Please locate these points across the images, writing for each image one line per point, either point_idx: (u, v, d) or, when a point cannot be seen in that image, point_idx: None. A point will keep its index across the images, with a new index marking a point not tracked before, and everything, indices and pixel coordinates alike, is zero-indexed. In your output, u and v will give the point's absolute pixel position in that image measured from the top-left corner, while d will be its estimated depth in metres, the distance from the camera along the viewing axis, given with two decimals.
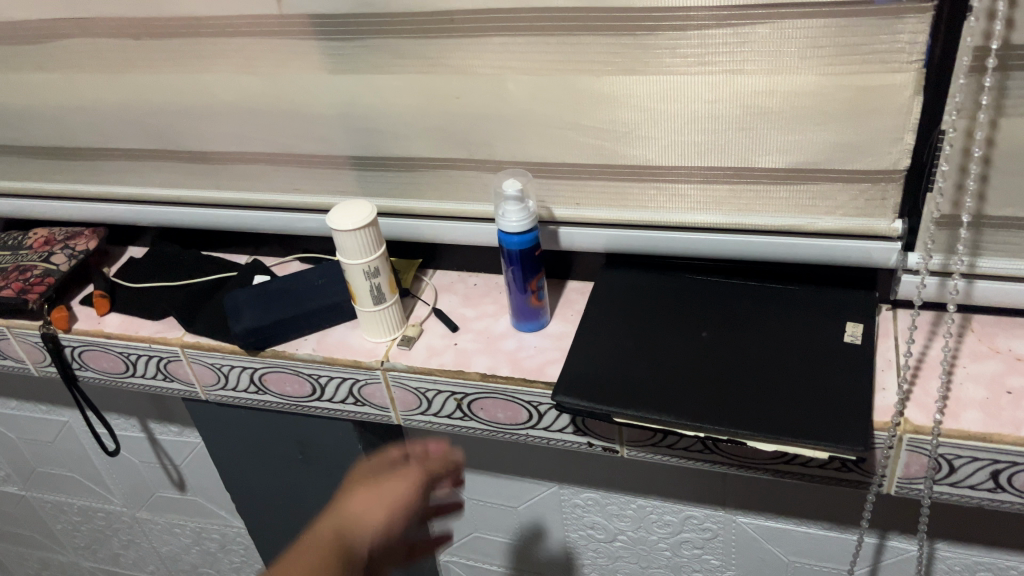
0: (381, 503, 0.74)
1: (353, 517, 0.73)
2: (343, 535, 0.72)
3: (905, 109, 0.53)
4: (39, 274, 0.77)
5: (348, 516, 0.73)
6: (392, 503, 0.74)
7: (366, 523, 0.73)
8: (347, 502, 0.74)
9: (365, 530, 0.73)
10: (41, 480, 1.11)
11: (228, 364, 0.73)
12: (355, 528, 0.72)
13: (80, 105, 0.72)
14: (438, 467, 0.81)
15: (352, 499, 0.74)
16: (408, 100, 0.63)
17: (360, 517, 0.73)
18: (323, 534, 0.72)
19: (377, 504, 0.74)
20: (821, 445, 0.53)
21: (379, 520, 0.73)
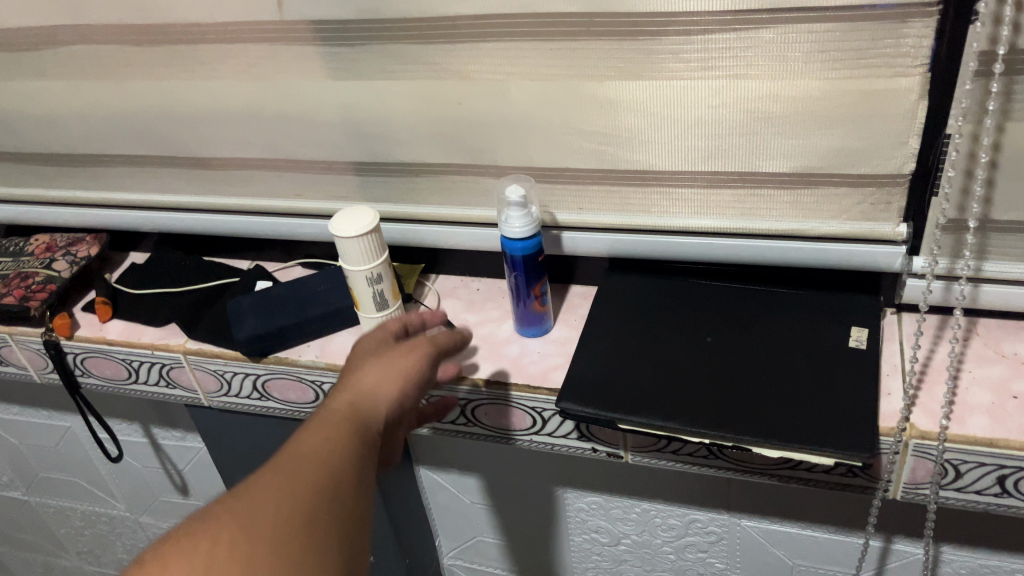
0: (391, 377, 0.53)
1: (364, 390, 0.51)
2: (357, 410, 0.50)
3: (910, 114, 0.53)
4: (40, 281, 0.77)
5: (358, 390, 0.51)
6: (404, 377, 0.53)
7: (380, 390, 0.52)
8: (357, 374, 0.53)
9: (385, 396, 0.52)
10: (44, 486, 1.11)
11: (230, 371, 0.72)
12: (370, 400, 0.51)
13: (81, 112, 0.72)
14: (446, 342, 0.59)
15: (365, 371, 0.53)
16: (410, 106, 0.63)
17: (374, 389, 0.52)
18: (331, 407, 0.50)
19: (389, 380, 0.52)
20: (827, 452, 0.53)
21: (399, 383, 0.53)
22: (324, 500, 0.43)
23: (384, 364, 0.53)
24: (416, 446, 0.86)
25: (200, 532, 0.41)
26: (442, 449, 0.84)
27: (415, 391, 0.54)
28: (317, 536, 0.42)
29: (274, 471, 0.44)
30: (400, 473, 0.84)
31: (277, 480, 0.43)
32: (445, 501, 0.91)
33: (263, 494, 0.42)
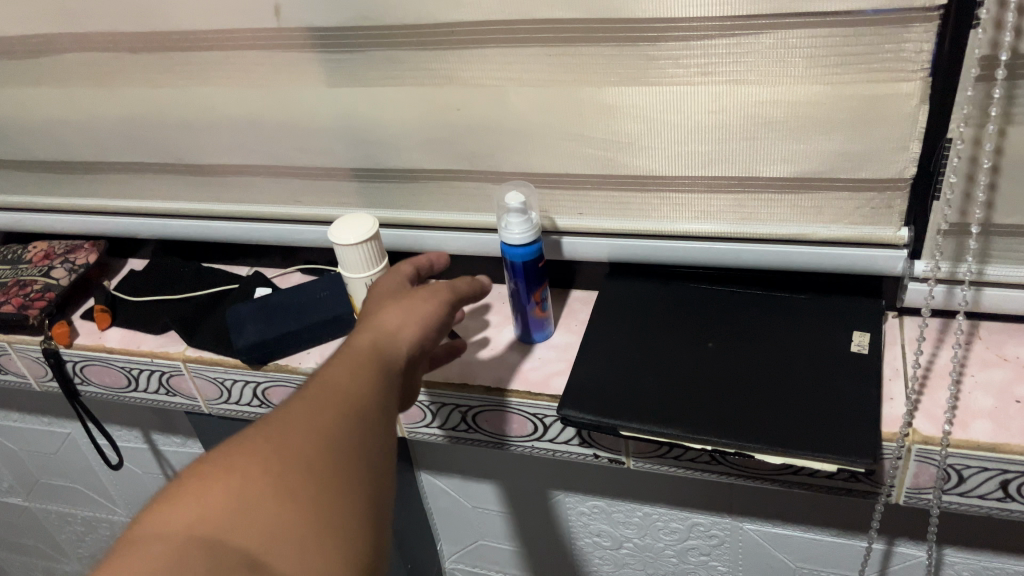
0: (412, 318, 0.52)
1: (385, 329, 0.51)
2: (380, 346, 0.49)
3: (911, 118, 0.53)
4: (39, 289, 0.77)
5: (380, 328, 0.51)
6: (424, 318, 0.53)
7: (401, 328, 0.51)
8: (378, 313, 0.52)
9: (407, 336, 0.51)
10: (44, 491, 1.10)
11: (230, 379, 0.72)
12: (392, 337, 0.51)
13: (78, 119, 0.72)
14: (466, 289, 0.58)
15: (386, 310, 0.52)
16: (409, 112, 0.63)
17: (395, 328, 0.51)
18: (354, 343, 0.49)
19: (410, 321, 0.52)
20: (829, 458, 0.53)
21: (420, 323, 0.52)
22: (355, 425, 0.43)
23: (404, 303, 0.53)
24: (417, 451, 0.86)
25: (234, 452, 0.40)
26: (443, 455, 0.84)
27: (435, 332, 0.54)
28: (350, 457, 0.41)
29: (307, 400, 0.44)
30: (401, 478, 0.84)
31: (310, 408, 0.43)
32: (446, 506, 0.91)
33: (298, 419, 0.42)
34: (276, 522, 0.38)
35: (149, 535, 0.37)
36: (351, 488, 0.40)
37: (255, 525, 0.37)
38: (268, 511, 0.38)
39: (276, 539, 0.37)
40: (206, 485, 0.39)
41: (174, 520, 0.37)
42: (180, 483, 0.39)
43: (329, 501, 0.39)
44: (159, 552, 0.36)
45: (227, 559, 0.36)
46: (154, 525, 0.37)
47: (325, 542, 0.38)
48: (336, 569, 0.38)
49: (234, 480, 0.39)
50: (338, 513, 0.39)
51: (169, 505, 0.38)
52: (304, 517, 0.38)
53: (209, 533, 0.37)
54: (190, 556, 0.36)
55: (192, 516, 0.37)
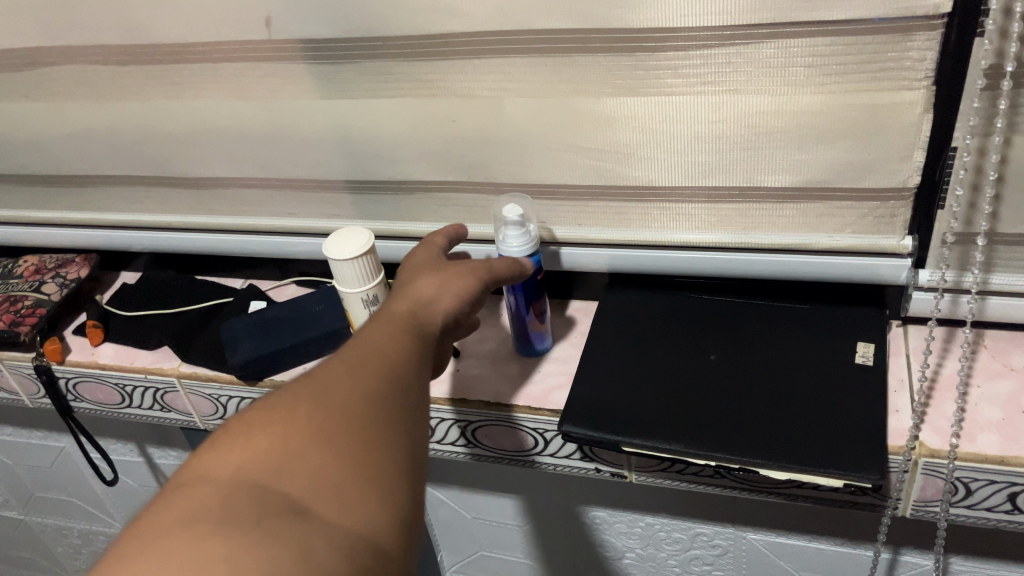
0: (451, 290, 0.51)
1: (422, 298, 0.49)
2: (417, 315, 0.48)
3: (915, 127, 0.52)
4: (29, 305, 0.75)
5: (417, 297, 0.49)
6: (464, 293, 0.51)
7: (439, 298, 0.50)
8: (415, 282, 0.51)
9: (445, 307, 0.50)
10: (40, 505, 1.09)
11: (225, 395, 0.71)
12: (429, 307, 0.49)
13: (67, 133, 0.70)
14: (507, 269, 0.56)
15: (424, 279, 0.51)
16: (403, 124, 0.62)
17: (432, 298, 0.50)
18: (391, 309, 0.48)
19: (448, 293, 0.51)
20: (835, 473, 0.52)
21: (458, 295, 0.51)
22: (395, 381, 0.41)
23: (443, 274, 0.52)
24: None
25: (276, 406, 0.39)
26: (442, 467, 0.83)
27: (473, 308, 0.52)
28: (390, 412, 0.40)
29: (347, 357, 0.42)
30: None
31: (350, 363, 0.41)
32: (445, 517, 0.90)
33: (339, 373, 0.41)
34: (319, 470, 0.36)
35: (195, 480, 0.36)
36: (392, 441, 0.39)
37: (299, 472, 0.36)
38: (311, 459, 0.36)
39: (319, 486, 0.36)
40: (252, 434, 0.37)
41: (220, 466, 0.36)
42: (225, 432, 0.38)
43: (371, 453, 0.38)
44: (205, 495, 0.35)
45: (271, 506, 0.35)
46: (200, 470, 0.36)
47: (368, 492, 0.36)
48: (378, 519, 0.36)
49: (276, 431, 0.37)
50: (381, 464, 0.37)
51: (215, 452, 0.37)
52: (347, 466, 0.37)
53: (255, 478, 0.36)
54: (235, 500, 0.35)
55: (239, 463, 0.36)
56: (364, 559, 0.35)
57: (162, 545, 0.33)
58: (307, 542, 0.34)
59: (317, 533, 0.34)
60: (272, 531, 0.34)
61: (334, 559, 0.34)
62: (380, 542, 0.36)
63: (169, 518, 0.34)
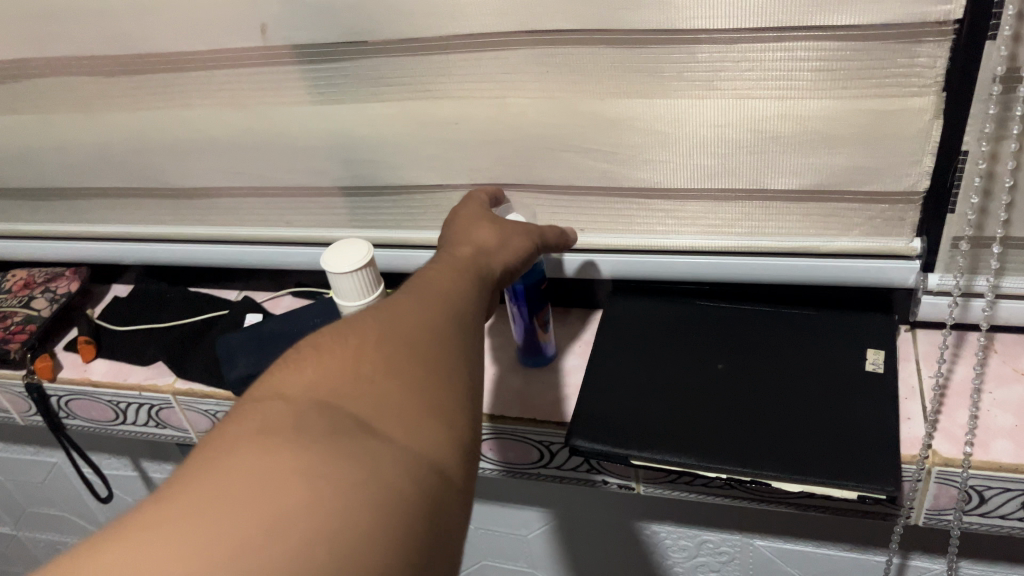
0: (508, 244, 0.50)
1: (484, 246, 0.49)
2: (481, 259, 0.48)
3: (924, 133, 0.51)
4: (19, 321, 0.74)
5: (479, 244, 0.49)
6: (520, 249, 0.51)
7: (499, 246, 0.50)
8: (475, 230, 0.51)
9: (503, 257, 0.49)
10: (32, 520, 1.08)
11: (222, 411, 0.70)
12: (491, 254, 0.49)
13: (54, 145, 0.69)
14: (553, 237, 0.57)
15: (483, 228, 0.51)
16: (399, 132, 0.60)
17: (491, 248, 0.49)
18: (455, 250, 0.48)
19: (506, 246, 0.50)
20: (849, 486, 0.51)
21: (516, 248, 0.51)
22: (458, 326, 0.40)
23: (502, 227, 0.52)
24: None
25: (346, 333, 0.37)
26: None
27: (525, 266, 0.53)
28: (456, 354, 0.38)
29: (413, 295, 0.41)
30: None
31: (417, 302, 0.40)
32: None
33: (405, 309, 0.39)
34: (391, 398, 0.34)
35: (266, 393, 0.33)
36: (460, 381, 0.36)
37: (372, 397, 0.33)
38: (382, 385, 0.34)
39: (391, 412, 0.33)
40: (322, 357, 0.35)
41: (291, 382, 0.34)
42: (291, 357, 0.35)
43: (440, 390, 0.35)
44: (277, 407, 0.32)
45: (342, 421, 0.32)
46: (269, 387, 0.33)
47: (439, 424, 0.34)
48: (449, 452, 0.33)
49: (348, 353, 0.35)
50: (449, 400, 0.35)
51: (283, 373, 0.34)
52: (418, 399, 0.34)
53: (327, 397, 0.33)
54: (308, 413, 0.32)
55: (310, 382, 0.33)
56: (438, 484, 0.32)
57: (232, 447, 0.29)
58: (380, 456, 0.31)
59: (394, 453, 0.31)
60: (345, 442, 0.31)
61: (411, 478, 0.31)
62: (452, 473, 0.33)
63: (240, 425, 0.31)
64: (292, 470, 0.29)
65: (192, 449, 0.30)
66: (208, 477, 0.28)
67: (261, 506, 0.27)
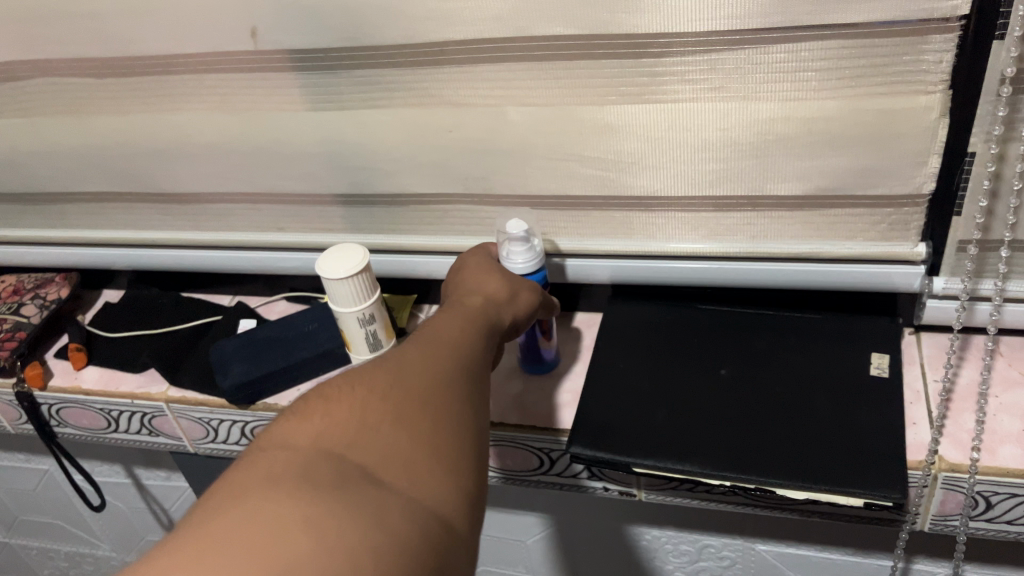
0: (514, 299, 0.53)
1: (491, 296, 0.52)
2: (488, 311, 0.50)
3: (931, 131, 0.50)
4: (8, 328, 0.73)
5: (485, 295, 0.52)
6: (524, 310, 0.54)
7: (508, 299, 0.52)
8: (484, 281, 0.53)
9: (508, 310, 0.52)
10: (25, 528, 1.06)
11: (216, 419, 0.69)
12: (499, 305, 0.51)
13: (43, 150, 0.67)
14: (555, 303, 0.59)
15: (492, 278, 0.53)
16: (395, 137, 0.59)
17: (498, 298, 0.52)
18: (463, 302, 0.50)
19: (512, 299, 0.53)
20: (855, 493, 0.50)
21: (521, 304, 0.53)
22: (460, 377, 0.42)
23: (512, 277, 0.54)
24: None
25: (350, 385, 0.39)
26: None
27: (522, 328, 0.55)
28: (457, 404, 0.40)
29: (416, 347, 0.43)
30: None
31: (418, 354, 0.42)
32: None
33: (407, 362, 0.41)
34: (393, 449, 0.36)
35: (274, 445, 0.35)
36: (458, 431, 0.39)
37: (375, 449, 0.36)
38: (387, 437, 0.36)
39: (393, 464, 0.35)
40: (329, 408, 0.37)
41: (298, 434, 0.36)
42: (299, 407, 0.38)
43: (440, 440, 0.38)
44: (286, 459, 0.34)
45: (349, 472, 0.34)
46: (279, 439, 0.36)
47: (439, 474, 0.36)
48: (448, 501, 0.36)
49: (353, 405, 0.37)
50: (449, 450, 0.37)
51: (291, 423, 0.37)
52: (420, 449, 0.37)
53: (334, 449, 0.35)
54: (315, 465, 0.34)
55: (317, 434, 0.36)
56: (436, 532, 0.34)
57: (244, 499, 0.32)
58: (384, 506, 0.33)
59: (397, 500, 0.34)
60: (352, 493, 0.33)
61: (411, 527, 0.33)
62: (450, 521, 0.35)
63: (252, 475, 0.33)
64: (298, 520, 0.31)
65: (206, 498, 0.33)
66: (221, 525, 0.31)
67: (269, 554, 0.30)
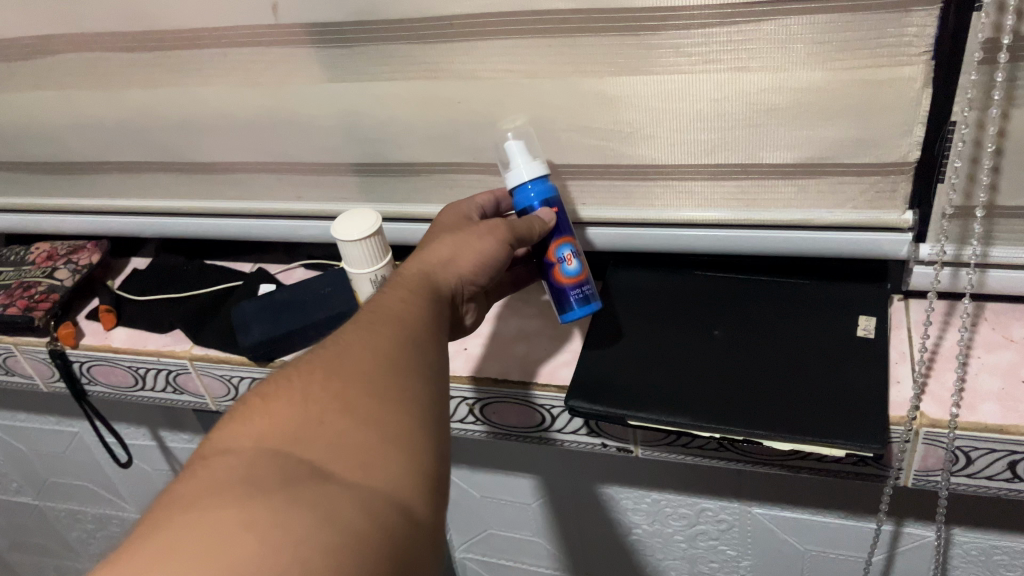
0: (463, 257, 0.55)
1: (437, 264, 0.54)
2: (431, 281, 0.52)
3: (915, 101, 0.52)
4: (43, 290, 0.77)
5: (432, 264, 0.54)
6: (477, 261, 0.55)
7: (447, 260, 0.54)
8: (431, 246, 0.55)
9: (456, 272, 0.54)
10: (54, 490, 1.11)
11: (237, 376, 0.72)
12: (438, 267, 0.54)
13: (76, 122, 0.71)
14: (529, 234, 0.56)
15: (438, 243, 0.55)
16: (407, 106, 0.62)
17: (444, 264, 0.54)
18: (405, 272, 0.53)
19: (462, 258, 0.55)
20: (836, 443, 0.52)
21: (467, 257, 0.55)
22: (410, 352, 0.44)
23: (455, 237, 0.55)
24: None
25: (293, 381, 0.41)
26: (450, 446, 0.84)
27: (491, 264, 0.56)
28: (405, 379, 0.42)
29: (359, 326, 0.45)
30: None
31: (361, 334, 0.44)
32: (455, 497, 0.91)
33: (349, 346, 0.43)
34: (340, 437, 0.38)
35: (219, 453, 0.38)
36: (410, 408, 0.41)
37: (319, 441, 0.38)
38: (331, 428, 0.39)
39: (339, 453, 0.38)
40: (270, 411, 0.40)
41: (242, 439, 0.39)
42: (245, 408, 0.40)
43: (389, 420, 0.40)
44: (229, 462, 0.37)
45: (294, 470, 0.37)
46: (224, 444, 0.39)
47: (390, 454, 0.39)
48: (398, 478, 0.38)
49: (294, 405, 0.40)
50: (400, 428, 0.40)
51: (235, 427, 0.39)
52: (368, 432, 0.39)
53: (276, 449, 0.38)
54: (256, 465, 0.37)
55: (259, 435, 0.39)
56: (387, 513, 0.36)
57: (194, 511, 0.34)
58: (333, 499, 0.36)
59: (346, 491, 0.36)
60: (299, 491, 0.36)
61: (356, 512, 0.36)
62: (401, 496, 0.38)
63: (196, 483, 0.36)
64: (238, 521, 0.34)
65: (152, 510, 0.36)
66: (167, 535, 0.34)
67: (212, 556, 0.33)
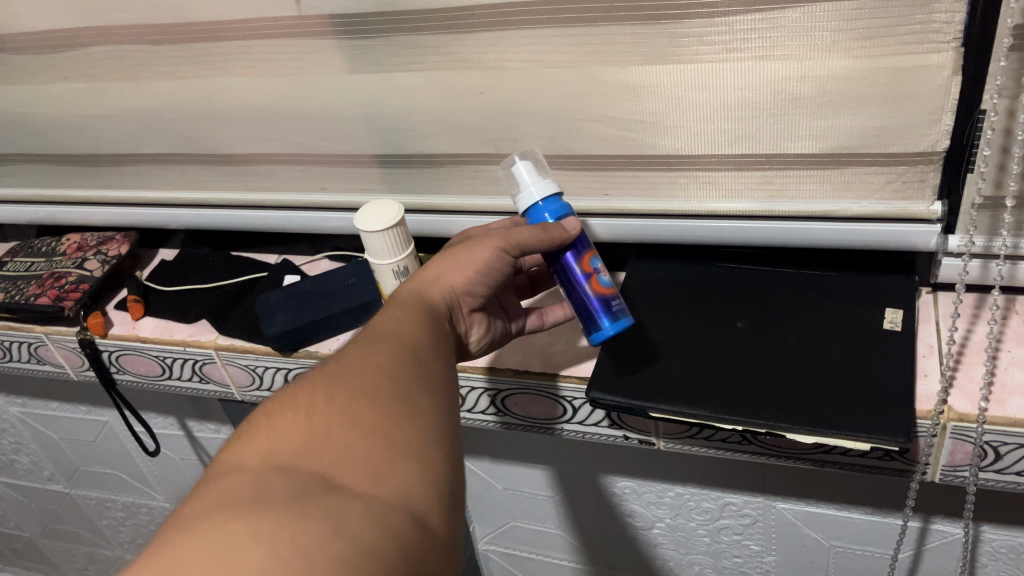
0: (460, 266, 0.54)
1: (432, 277, 0.53)
2: (426, 295, 0.52)
3: (944, 89, 0.51)
4: (73, 280, 0.78)
5: (428, 278, 0.53)
6: (473, 268, 0.54)
7: (434, 277, 0.53)
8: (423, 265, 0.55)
9: (453, 284, 0.54)
10: (84, 479, 1.13)
11: (261, 366, 0.73)
12: (431, 285, 0.53)
13: (105, 113, 0.72)
14: (536, 243, 0.53)
15: (432, 262, 0.55)
16: (431, 97, 0.62)
17: (440, 276, 0.53)
18: (398, 294, 0.52)
19: (459, 267, 0.54)
20: (860, 436, 0.52)
21: (456, 269, 0.54)
22: (414, 366, 0.45)
23: (449, 253, 0.55)
24: None
25: (297, 399, 0.42)
26: (472, 437, 0.84)
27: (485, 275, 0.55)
28: (408, 391, 0.43)
29: (361, 343, 0.46)
30: None
31: (363, 350, 0.45)
32: (478, 489, 0.91)
33: (351, 363, 0.44)
34: (347, 449, 0.39)
35: (227, 471, 0.38)
36: (416, 419, 0.41)
37: (325, 455, 0.38)
38: (337, 441, 0.39)
39: (347, 464, 0.38)
40: (275, 429, 0.40)
41: (249, 457, 0.39)
42: (250, 429, 0.41)
43: (395, 430, 0.40)
44: (236, 478, 0.37)
45: (302, 482, 0.37)
46: (230, 464, 0.39)
47: (399, 465, 0.39)
48: (407, 489, 0.38)
49: (299, 421, 0.40)
50: (408, 438, 0.40)
51: (241, 447, 0.40)
52: (375, 445, 0.39)
53: (281, 465, 0.38)
54: (264, 480, 0.37)
55: (265, 453, 0.39)
56: (399, 521, 0.37)
57: (208, 522, 0.35)
58: (344, 509, 0.36)
59: (356, 500, 0.37)
60: (309, 501, 0.36)
61: (367, 522, 0.36)
62: (412, 507, 0.38)
63: (205, 501, 0.36)
64: (248, 533, 0.34)
65: (164, 528, 0.36)
66: (178, 550, 0.34)
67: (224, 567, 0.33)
